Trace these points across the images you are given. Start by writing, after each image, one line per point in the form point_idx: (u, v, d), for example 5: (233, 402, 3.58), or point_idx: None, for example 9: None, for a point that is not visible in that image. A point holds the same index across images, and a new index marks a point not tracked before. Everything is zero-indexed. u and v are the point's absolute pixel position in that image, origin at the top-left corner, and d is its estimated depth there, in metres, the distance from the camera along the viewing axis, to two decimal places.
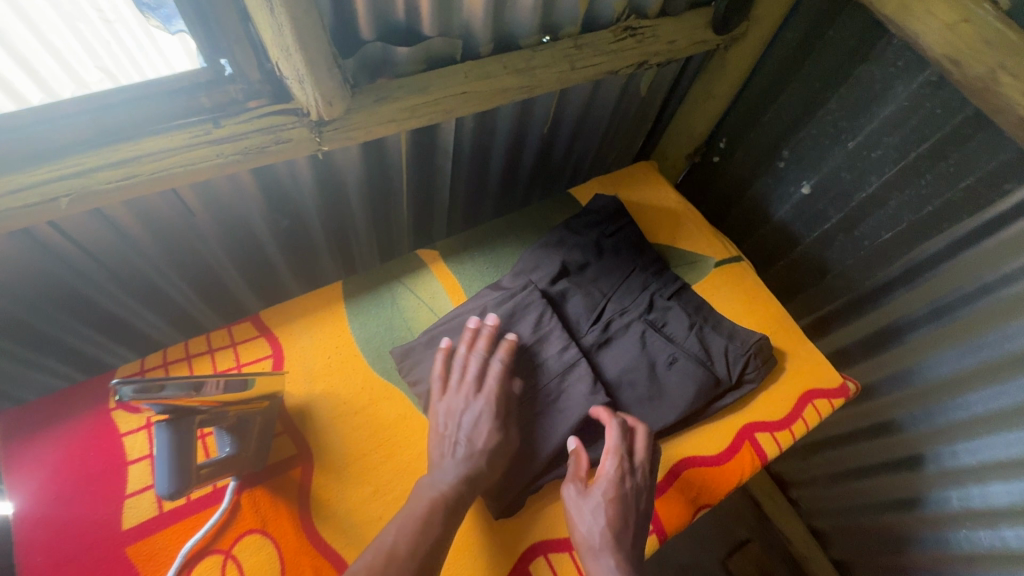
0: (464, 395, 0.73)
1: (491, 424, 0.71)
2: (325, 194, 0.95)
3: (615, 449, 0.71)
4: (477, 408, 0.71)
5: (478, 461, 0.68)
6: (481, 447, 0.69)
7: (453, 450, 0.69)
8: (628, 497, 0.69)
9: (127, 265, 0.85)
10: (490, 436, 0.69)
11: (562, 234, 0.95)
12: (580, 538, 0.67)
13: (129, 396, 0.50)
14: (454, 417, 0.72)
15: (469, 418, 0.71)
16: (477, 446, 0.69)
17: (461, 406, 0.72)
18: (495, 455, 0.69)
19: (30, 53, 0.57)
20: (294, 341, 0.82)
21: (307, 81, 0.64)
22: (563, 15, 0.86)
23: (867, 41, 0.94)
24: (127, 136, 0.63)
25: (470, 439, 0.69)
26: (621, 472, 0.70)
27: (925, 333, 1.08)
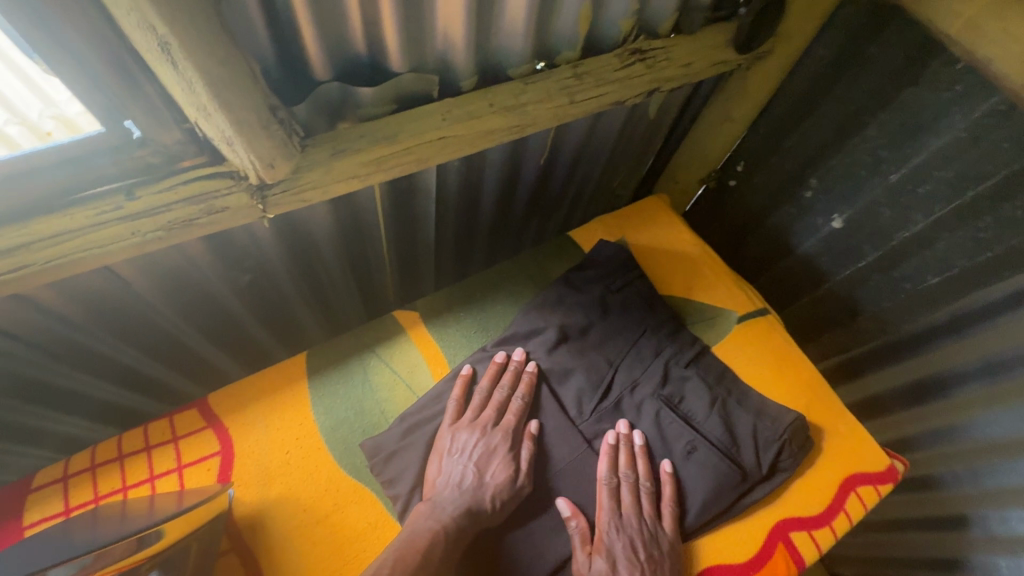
0: (480, 425, 0.68)
1: (505, 461, 0.66)
2: (290, 249, 0.82)
3: (603, 504, 0.67)
4: (492, 440, 0.67)
5: (485, 499, 0.63)
6: (491, 481, 0.64)
7: (460, 478, 0.64)
8: (640, 566, 0.62)
9: (56, 341, 0.72)
10: (503, 471, 0.65)
11: (561, 291, 0.82)
12: None
13: None
14: (464, 446, 0.67)
15: (484, 448, 0.66)
16: (488, 483, 0.64)
17: (473, 437, 0.67)
18: (501, 495, 0.64)
19: None
20: (246, 433, 0.70)
21: (238, 142, 0.51)
22: (558, 38, 0.73)
23: (918, 61, 0.80)
24: (17, 218, 0.51)
25: (479, 470, 0.64)
26: (623, 536, 0.64)
27: (976, 389, 0.95)
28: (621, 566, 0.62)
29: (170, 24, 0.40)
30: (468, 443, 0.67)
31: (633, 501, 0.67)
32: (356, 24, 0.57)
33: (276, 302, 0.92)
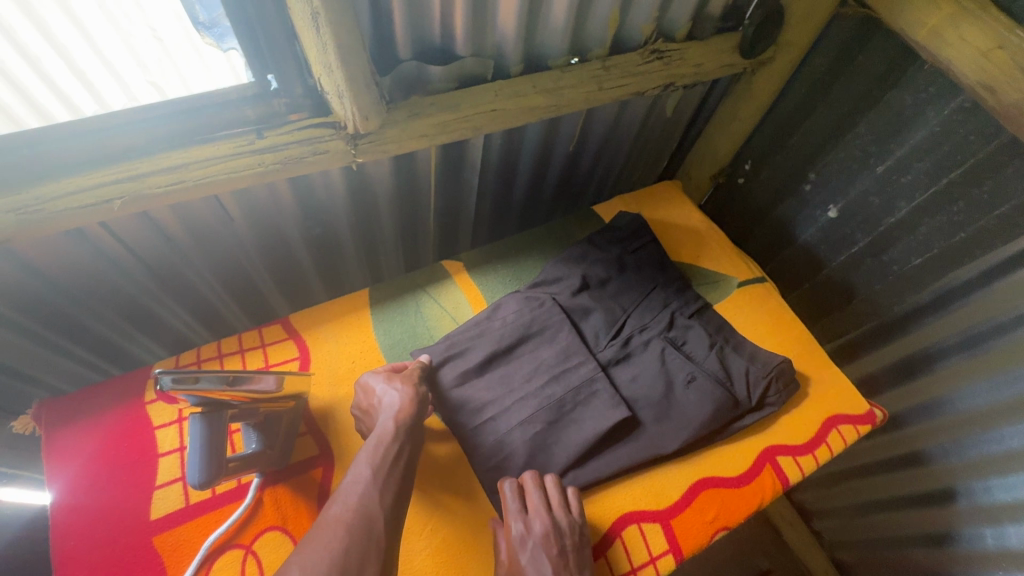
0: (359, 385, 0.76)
1: (384, 377, 0.75)
2: (357, 205, 0.98)
3: (514, 510, 0.69)
4: (373, 375, 0.76)
5: (396, 404, 0.71)
6: (385, 392, 0.73)
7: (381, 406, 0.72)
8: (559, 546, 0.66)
9: (165, 263, 0.88)
10: (387, 381, 0.74)
11: (585, 249, 0.96)
12: None
13: (167, 386, 0.58)
14: (366, 393, 0.75)
15: (366, 389, 0.75)
16: (383, 392, 0.73)
17: (359, 389, 0.76)
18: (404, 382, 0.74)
19: (86, 65, 0.61)
20: (321, 344, 0.84)
21: (346, 96, 0.68)
22: (592, 37, 0.89)
23: (898, 67, 0.94)
24: (179, 144, 0.68)
25: (376, 402, 0.73)
26: (537, 526, 0.67)
27: (955, 363, 1.06)
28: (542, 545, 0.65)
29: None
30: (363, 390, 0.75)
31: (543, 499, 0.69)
32: (437, 16, 0.73)
33: (336, 252, 1.07)
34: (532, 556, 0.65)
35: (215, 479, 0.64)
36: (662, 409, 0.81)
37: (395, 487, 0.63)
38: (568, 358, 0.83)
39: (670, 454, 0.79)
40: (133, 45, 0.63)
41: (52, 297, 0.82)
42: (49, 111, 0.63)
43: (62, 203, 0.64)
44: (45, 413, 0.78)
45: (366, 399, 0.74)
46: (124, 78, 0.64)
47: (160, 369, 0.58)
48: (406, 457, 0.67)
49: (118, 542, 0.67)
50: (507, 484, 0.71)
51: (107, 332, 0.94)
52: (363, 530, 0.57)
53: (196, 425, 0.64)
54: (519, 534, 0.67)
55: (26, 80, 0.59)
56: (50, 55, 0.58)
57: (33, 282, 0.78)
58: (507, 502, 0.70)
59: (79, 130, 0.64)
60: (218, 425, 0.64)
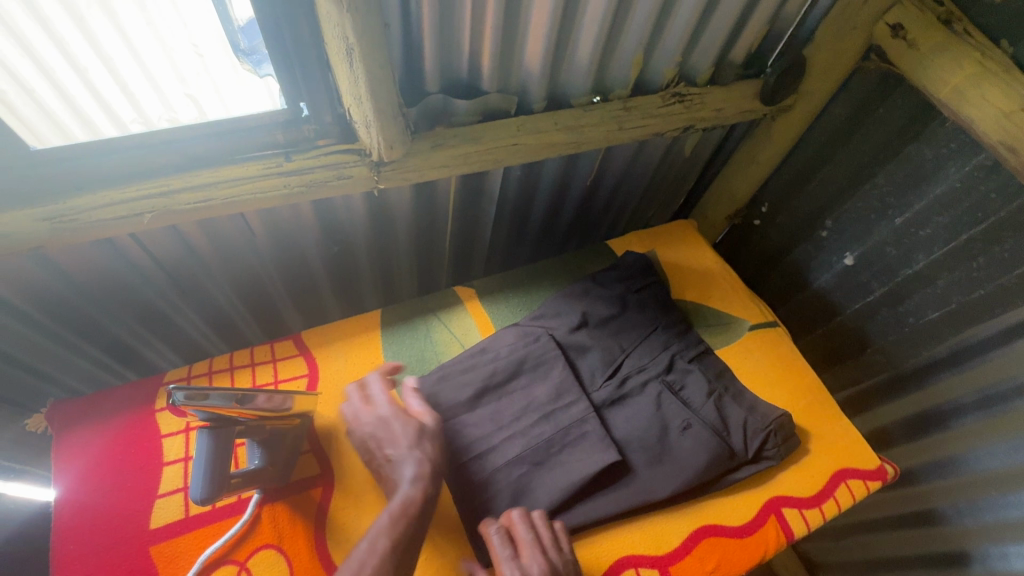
0: (371, 415, 0.74)
1: (410, 423, 0.72)
2: (376, 227, 0.99)
3: (503, 553, 0.66)
4: (389, 415, 0.73)
5: (421, 459, 0.69)
6: (409, 444, 0.70)
7: (400, 454, 0.69)
8: None
9: (185, 272, 0.90)
10: (413, 431, 0.71)
11: (586, 286, 0.97)
12: None
13: (179, 402, 0.60)
14: (381, 432, 0.72)
15: (382, 426, 0.73)
16: (406, 442, 0.70)
17: (373, 424, 0.73)
18: (428, 440, 0.71)
19: (130, 78, 0.64)
20: (329, 363, 0.85)
21: (374, 126, 0.71)
22: (615, 77, 0.91)
23: (919, 122, 0.95)
24: (210, 164, 0.71)
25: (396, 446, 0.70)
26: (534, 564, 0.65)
27: (972, 422, 1.03)
28: None
29: (357, 37, 0.59)
30: (378, 425, 0.73)
31: (535, 541, 0.68)
32: (466, 52, 0.76)
33: (351, 271, 1.08)
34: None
35: (216, 496, 0.64)
36: (657, 454, 0.80)
37: (402, 554, 0.61)
38: (560, 397, 0.83)
39: (663, 502, 0.78)
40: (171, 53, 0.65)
41: (74, 300, 0.84)
42: (94, 122, 0.66)
43: (98, 214, 0.67)
44: (58, 413, 0.79)
45: (382, 441, 0.72)
46: (164, 91, 0.67)
47: (174, 385, 0.60)
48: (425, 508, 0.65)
49: (117, 549, 0.67)
50: (491, 528, 0.69)
51: (122, 335, 0.96)
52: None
53: (204, 440, 0.65)
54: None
55: (71, 87, 0.62)
56: (99, 67, 0.61)
57: (58, 284, 0.81)
58: (493, 547, 0.67)
59: (117, 147, 0.67)
60: (224, 441, 0.66)
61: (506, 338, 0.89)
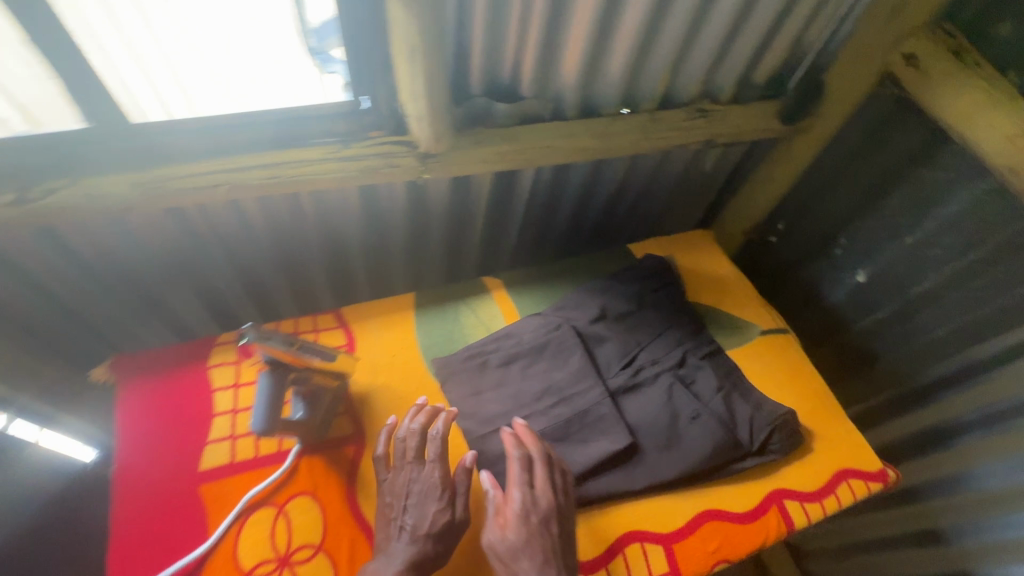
0: (410, 470, 0.73)
1: (437, 501, 0.70)
2: (412, 217, 1.08)
3: (515, 470, 0.73)
4: (424, 484, 0.71)
5: (425, 547, 0.67)
6: (425, 532, 0.68)
7: (403, 532, 0.69)
8: (548, 533, 0.69)
9: (239, 246, 0.99)
10: (439, 516, 0.69)
11: (607, 282, 1.03)
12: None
13: (250, 336, 0.70)
14: (400, 495, 0.71)
15: (417, 490, 0.71)
16: (422, 526, 0.68)
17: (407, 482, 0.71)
18: (441, 536, 0.69)
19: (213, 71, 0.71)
20: (366, 336, 0.93)
21: (425, 119, 0.79)
22: (643, 90, 0.99)
23: (931, 146, 1.01)
24: (277, 146, 0.79)
25: (415, 519, 0.69)
26: (535, 502, 0.71)
27: (976, 440, 1.06)
28: (532, 537, 0.68)
29: (419, 39, 0.68)
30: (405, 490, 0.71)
31: (546, 476, 0.73)
32: (509, 60, 0.85)
33: (384, 258, 1.16)
34: (500, 549, 0.69)
35: (271, 430, 0.71)
36: (665, 440, 0.85)
37: None
38: (577, 381, 0.88)
39: (670, 483, 0.83)
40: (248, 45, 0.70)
41: (139, 263, 0.94)
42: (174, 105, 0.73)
43: (179, 183, 0.75)
44: (121, 364, 0.87)
45: (404, 507, 0.70)
46: (241, 83, 0.74)
47: (247, 323, 0.71)
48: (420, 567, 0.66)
49: (169, 486, 0.75)
50: (511, 438, 0.76)
51: (173, 300, 1.05)
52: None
53: (266, 381, 0.73)
54: (522, 502, 0.70)
55: (159, 72, 0.69)
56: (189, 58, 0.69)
57: (129, 247, 0.90)
58: (512, 473, 0.73)
59: (197, 125, 0.75)
60: (280, 383, 0.73)
61: (531, 325, 0.95)
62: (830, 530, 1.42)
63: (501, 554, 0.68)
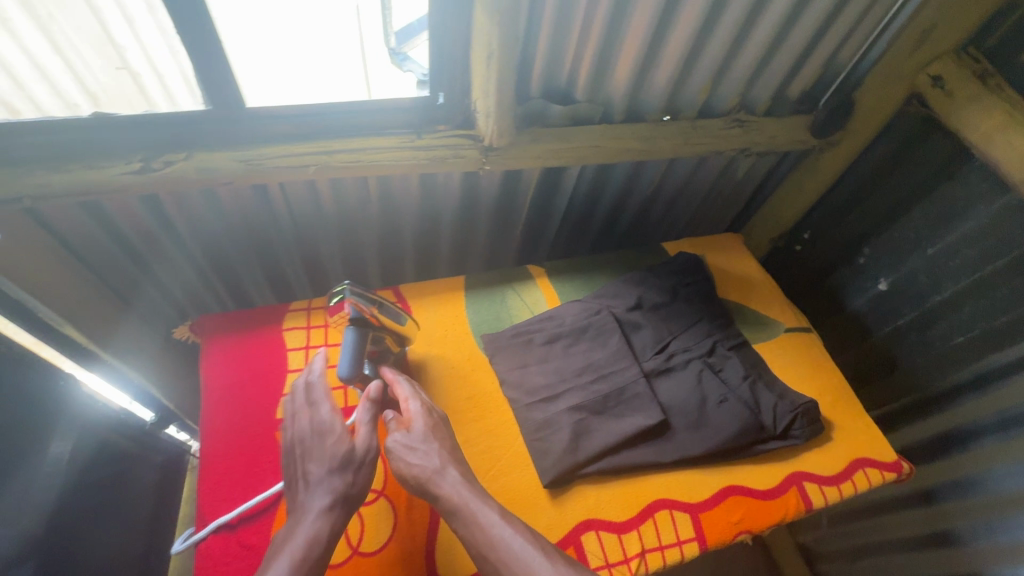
0: (310, 417, 0.74)
1: (336, 444, 0.71)
2: (464, 207, 1.16)
3: (403, 388, 0.81)
4: (327, 426, 0.73)
5: (338, 483, 0.69)
6: (329, 470, 0.70)
7: (316, 474, 0.70)
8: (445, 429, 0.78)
9: (309, 224, 1.08)
10: (338, 453, 0.71)
11: (643, 275, 1.11)
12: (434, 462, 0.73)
13: (348, 292, 0.83)
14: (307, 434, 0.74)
15: (320, 429, 0.73)
16: (329, 462, 0.70)
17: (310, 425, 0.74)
18: (348, 468, 0.71)
19: None
20: (422, 311, 1.02)
21: (493, 115, 0.88)
22: (685, 100, 1.07)
23: (954, 163, 1.07)
24: (360, 133, 0.89)
25: (319, 460, 0.70)
26: (422, 408, 0.79)
27: (990, 444, 1.11)
28: (430, 433, 0.76)
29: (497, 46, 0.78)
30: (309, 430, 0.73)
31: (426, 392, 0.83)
32: (568, 67, 0.94)
33: (434, 244, 1.25)
34: (404, 441, 0.75)
35: (355, 376, 0.80)
36: (695, 419, 0.92)
37: None
38: (616, 362, 0.96)
39: (698, 459, 0.89)
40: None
41: (220, 234, 1.04)
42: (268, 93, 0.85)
43: (276, 161, 0.85)
44: (203, 322, 0.96)
45: (308, 450, 0.72)
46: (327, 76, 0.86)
47: (346, 281, 0.84)
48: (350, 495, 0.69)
49: (251, 430, 0.84)
50: (390, 372, 0.83)
51: (243, 271, 1.15)
52: (305, 557, 0.63)
53: (351, 335, 0.83)
54: (418, 408, 0.79)
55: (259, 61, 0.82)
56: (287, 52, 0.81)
57: (215, 219, 1.00)
58: (398, 392, 0.81)
59: (294, 112, 0.85)
60: (363, 337, 0.83)
61: (572, 310, 1.03)
62: (842, 531, 1.45)
63: (406, 444, 0.75)
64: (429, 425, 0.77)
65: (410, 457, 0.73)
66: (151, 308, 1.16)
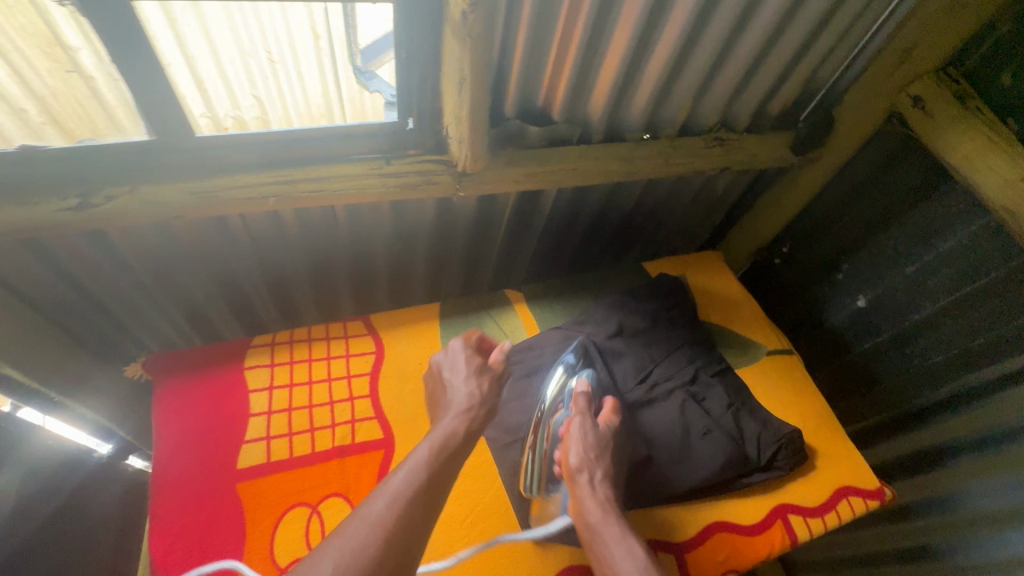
0: (471, 363, 0.81)
1: (478, 385, 0.78)
2: (437, 231, 1.10)
3: (613, 405, 0.85)
4: (474, 369, 0.80)
5: (478, 409, 0.74)
6: (474, 398, 0.75)
7: (461, 399, 0.75)
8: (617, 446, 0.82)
9: (274, 253, 1.01)
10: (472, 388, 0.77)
11: (624, 299, 1.07)
12: (596, 467, 0.77)
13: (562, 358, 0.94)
14: (458, 374, 0.80)
15: (471, 372, 0.79)
16: (468, 393, 0.76)
17: (467, 367, 0.80)
18: (483, 402, 0.76)
19: (277, 94, 0.77)
20: (394, 342, 0.97)
21: (465, 142, 0.83)
22: (666, 118, 1.04)
23: (932, 181, 1.06)
24: (323, 161, 0.83)
25: (466, 392, 0.76)
26: (613, 422, 0.83)
27: (967, 462, 1.12)
28: (610, 442, 0.81)
29: (470, 73, 0.73)
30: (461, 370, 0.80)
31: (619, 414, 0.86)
32: (545, 86, 0.89)
33: (407, 268, 1.19)
34: (590, 434, 0.79)
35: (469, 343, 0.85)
36: (678, 454, 0.89)
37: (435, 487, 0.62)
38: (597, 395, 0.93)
39: (681, 495, 0.87)
40: (322, 57, 0.74)
41: (176, 266, 0.96)
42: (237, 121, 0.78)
43: (231, 192, 0.79)
44: (155, 362, 0.89)
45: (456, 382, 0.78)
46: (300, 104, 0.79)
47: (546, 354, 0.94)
48: (479, 421, 0.74)
49: (208, 482, 0.78)
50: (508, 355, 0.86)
51: (200, 302, 1.07)
52: (439, 459, 0.65)
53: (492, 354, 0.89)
54: (606, 425, 0.83)
55: (212, 83, 0.72)
56: (256, 80, 0.74)
57: (168, 250, 0.92)
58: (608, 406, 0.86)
59: (248, 139, 0.78)
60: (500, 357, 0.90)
61: (554, 339, 0.99)
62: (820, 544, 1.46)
63: (584, 440, 0.78)
64: (610, 438, 0.81)
65: (581, 451, 0.77)
66: (103, 344, 1.07)
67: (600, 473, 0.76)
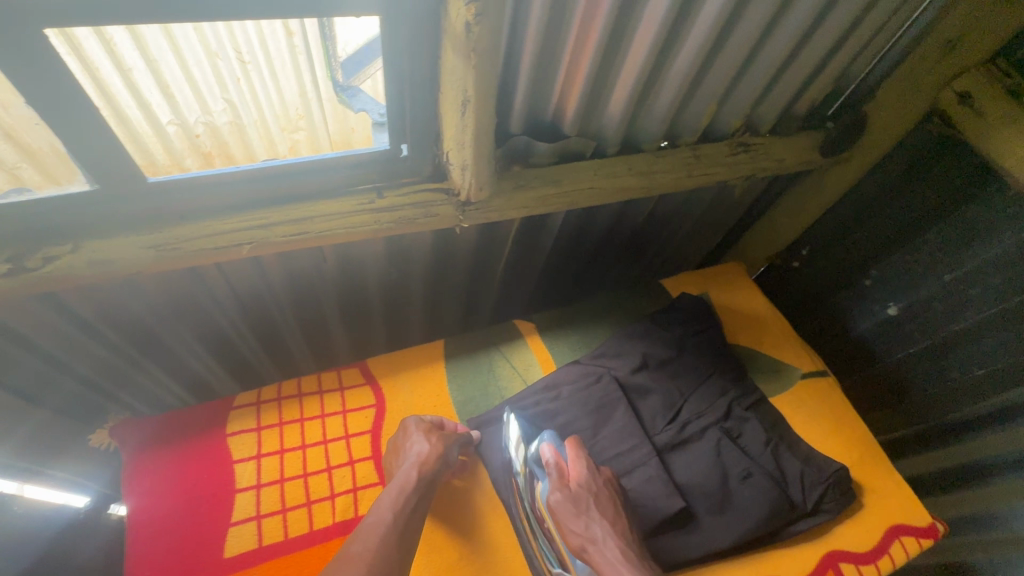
0: (419, 431, 0.77)
1: (430, 446, 0.74)
2: (438, 261, 0.99)
3: (573, 453, 0.77)
4: (422, 435, 0.76)
5: (432, 467, 0.72)
6: (426, 452, 0.73)
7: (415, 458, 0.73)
8: (607, 494, 0.73)
9: (257, 298, 0.89)
10: (423, 445, 0.74)
11: (647, 326, 0.98)
12: (590, 529, 0.69)
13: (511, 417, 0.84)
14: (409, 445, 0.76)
15: (417, 440, 0.76)
16: (420, 451, 0.73)
17: (413, 435, 0.77)
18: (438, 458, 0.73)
19: (246, 116, 0.65)
20: (396, 393, 0.87)
21: (469, 169, 0.72)
22: (687, 125, 0.93)
23: (974, 183, 0.97)
24: (310, 198, 0.73)
25: (415, 453, 0.73)
26: (586, 470, 0.75)
27: (1017, 480, 1.04)
28: (596, 496, 0.72)
29: (475, 91, 0.62)
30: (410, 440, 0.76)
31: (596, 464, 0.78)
32: (555, 96, 0.78)
33: (407, 301, 1.07)
34: (568, 497, 0.72)
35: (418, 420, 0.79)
36: (717, 502, 0.81)
37: (403, 535, 0.63)
38: (624, 440, 0.85)
39: (724, 552, 0.78)
40: (298, 55, 0.63)
41: (146, 321, 0.83)
42: (211, 155, 0.67)
43: (198, 244, 0.68)
44: (124, 435, 0.78)
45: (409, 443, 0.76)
46: (273, 135, 0.69)
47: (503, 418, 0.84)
48: (438, 467, 0.72)
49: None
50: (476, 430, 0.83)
51: (175, 356, 0.94)
52: (403, 504, 0.66)
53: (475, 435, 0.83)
54: (583, 474, 0.74)
55: (188, 109, 0.62)
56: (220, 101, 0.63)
57: (132, 306, 0.79)
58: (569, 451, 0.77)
59: (207, 180, 0.66)
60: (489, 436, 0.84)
61: (572, 375, 0.90)
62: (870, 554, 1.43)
63: (568, 504, 0.71)
64: (592, 489, 0.73)
65: (574, 519, 0.70)
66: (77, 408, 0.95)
67: (601, 534, 0.68)
